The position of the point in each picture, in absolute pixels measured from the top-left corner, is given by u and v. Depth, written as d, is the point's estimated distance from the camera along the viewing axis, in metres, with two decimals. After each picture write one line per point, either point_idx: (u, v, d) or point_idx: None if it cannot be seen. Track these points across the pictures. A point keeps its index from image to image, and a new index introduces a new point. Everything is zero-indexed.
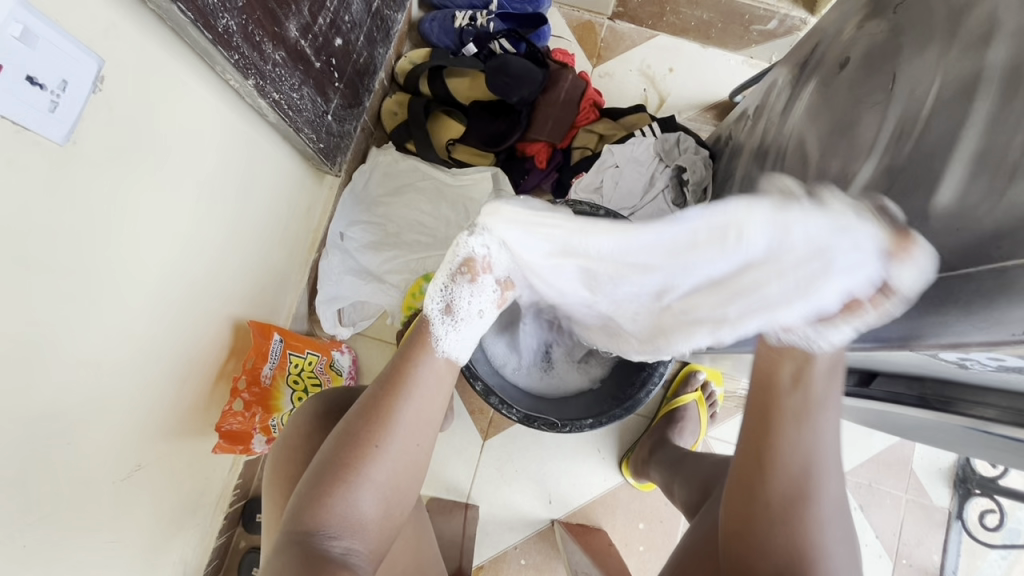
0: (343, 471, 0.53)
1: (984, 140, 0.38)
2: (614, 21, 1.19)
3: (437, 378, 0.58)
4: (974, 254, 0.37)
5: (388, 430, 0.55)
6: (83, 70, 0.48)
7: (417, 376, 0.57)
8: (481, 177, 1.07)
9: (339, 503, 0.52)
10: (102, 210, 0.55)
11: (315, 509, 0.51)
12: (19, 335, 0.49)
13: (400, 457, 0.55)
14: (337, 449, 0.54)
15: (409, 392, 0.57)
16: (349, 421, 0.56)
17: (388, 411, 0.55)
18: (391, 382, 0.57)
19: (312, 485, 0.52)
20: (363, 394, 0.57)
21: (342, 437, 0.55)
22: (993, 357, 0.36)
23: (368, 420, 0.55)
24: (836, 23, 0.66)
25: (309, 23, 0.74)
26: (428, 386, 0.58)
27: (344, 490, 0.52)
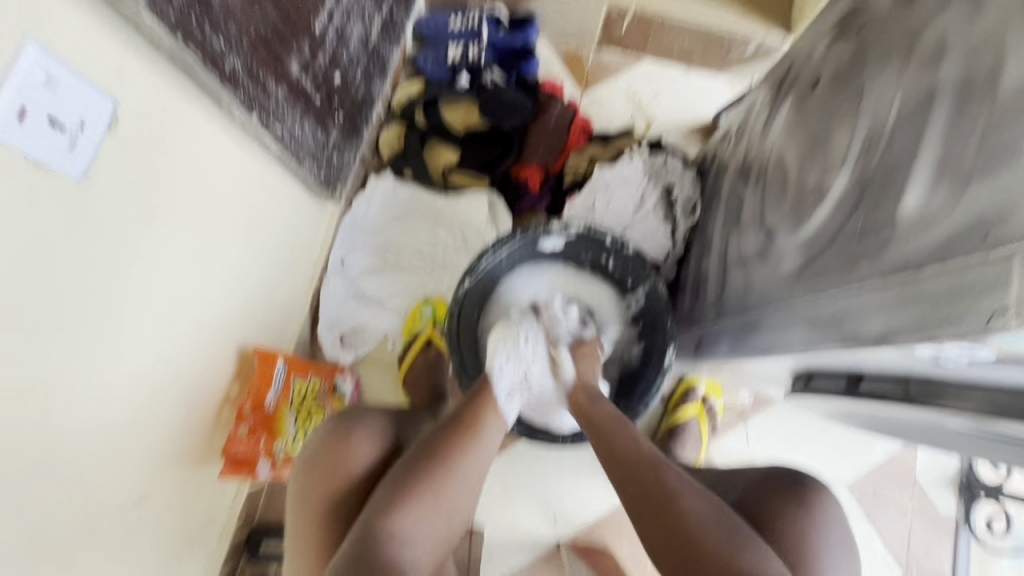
0: (416, 497, 0.57)
1: (942, 148, 0.41)
2: (600, 50, 1.24)
3: (498, 428, 0.68)
4: (939, 253, 0.39)
5: (466, 457, 0.62)
6: (100, 111, 0.51)
7: (490, 419, 0.67)
8: (476, 203, 1.11)
9: (414, 517, 0.57)
10: (115, 243, 0.57)
11: (383, 526, 0.55)
12: (37, 358, 0.51)
13: (468, 489, 0.62)
14: (421, 466, 0.60)
15: (483, 435, 0.65)
16: (419, 451, 0.62)
17: (464, 446, 0.63)
18: (468, 424, 0.65)
19: (382, 506, 0.57)
20: (434, 429, 0.65)
21: (414, 464, 0.60)
22: (965, 350, 0.38)
23: (442, 448, 0.62)
24: (807, 46, 0.70)
25: (309, 61, 0.78)
26: (494, 433, 0.66)
27: (411, 515, 0.57)
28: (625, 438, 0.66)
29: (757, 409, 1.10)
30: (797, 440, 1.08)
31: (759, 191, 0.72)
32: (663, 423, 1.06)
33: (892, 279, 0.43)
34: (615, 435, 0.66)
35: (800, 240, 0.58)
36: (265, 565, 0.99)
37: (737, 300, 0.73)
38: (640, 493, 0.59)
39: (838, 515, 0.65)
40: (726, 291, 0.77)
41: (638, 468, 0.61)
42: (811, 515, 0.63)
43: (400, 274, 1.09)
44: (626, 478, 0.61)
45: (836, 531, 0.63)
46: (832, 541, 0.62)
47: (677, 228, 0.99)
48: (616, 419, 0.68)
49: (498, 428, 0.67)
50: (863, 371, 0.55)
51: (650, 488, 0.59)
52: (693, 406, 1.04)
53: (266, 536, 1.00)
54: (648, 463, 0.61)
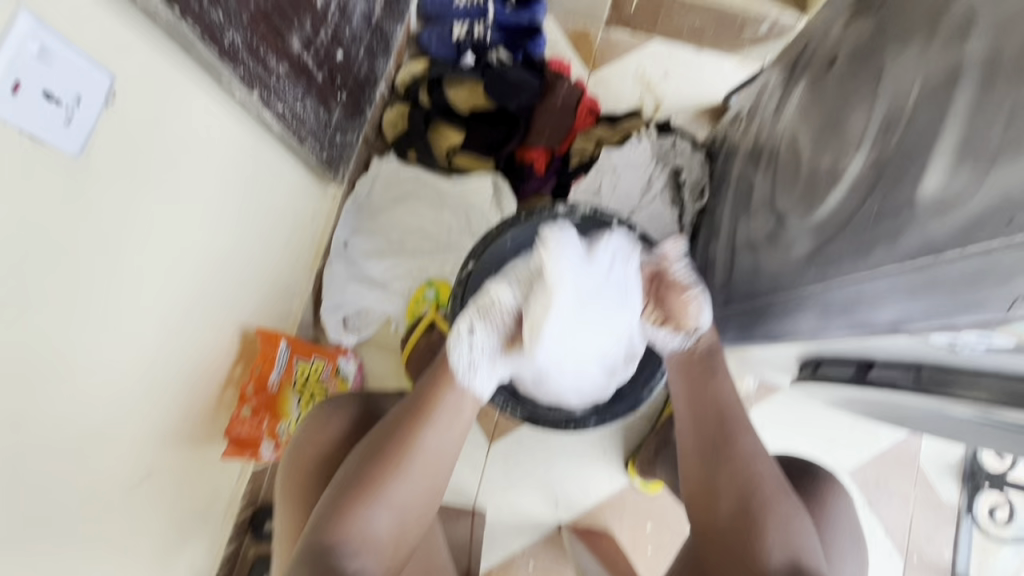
0: (361, 495, 0.59)
1: (967, 127, 0.39)
2: (609, 29, 1.21)
3: (456, 410, 0.64)
4: (959, 238, 0.37)
5: (409, 452, 0.61)
6: (96, 85, 0.50)
7: (441, 404, 0.64)
8: (481, 185, 1.09)
9: (358, 520, 0.58)
10: (113, 223, 0.57)
11: (331, 524, 0.57)
12: (40, 331, 0.51)
13: (418, 479, 0.61)
14: (364, 466, 0.60)
15: (430, 423, 0.63)
16: (370, 447, 0.62)
17: (408, 437, 0.62)
18: (416, 412, 0.63)
19: (332, 504, 0.59)
20: (387, 419, 0.64)
21: (359, 465, 0.61)
22: (990, 334, 0.37)
23: (385, 447, 0.61)
24: (825, 23, 0.68)
25: (311, 37, 0.76)
26: (448, 417, 0.64)
27: (360, 514, 0.58)
28: (718, 396, 0.70)
29: (761, 396, 1.09)
30: (800, 427, 1.08)
31: (771, 175, 0.70)
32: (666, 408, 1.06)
33: (910, 264, 0.41)
34: (703, 392, 0.70)
35: (813, 225, 0.57)
36: (268, 543, 1.00)
37: (746, 285, 0.72)
38: (708, 457, 0.66)
39: (842, 500, 0.65)
40: (734, 276, 0.76)
41: (725, 428, 0.67)
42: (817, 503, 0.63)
43: (403, 256, 1.09)
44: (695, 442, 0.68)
45: (837, 518, 0.64)
46: (836, 528, 0.63)
47: (685, 211, 0.97)
48: (711, 377, 0.71)
49: (454, 410, 0.64)
50: (873, 359, 0.54)
51: (718, 452, 0.66)
52: None
53: (270, 516, 1.01)
54: (718, 421, 0.68)
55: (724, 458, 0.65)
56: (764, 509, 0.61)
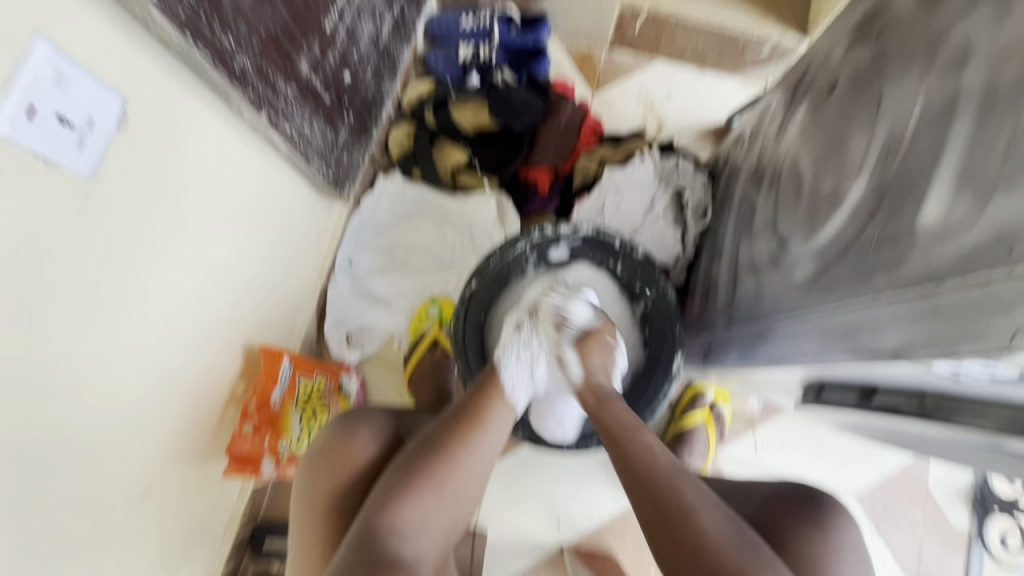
0: (419, 483, 0.58)
1: (965, 156, 0.40)
2: (612, 50, 1.23)
3: (504, 419, 0.66)
4: (959, 267, 0.38)
5: (471, 446, 0.61)
6: (110, 109, 0.51)
7: (497, 408, 0.65)
8: (484, 203, 1.11)
9: (419, 506, 0.57)
10: (122, 242, 0.57)
11: (390, 508, 0.56)
12: (48, 349, 0.52)
13: (475, 479, 0.61)
14: (424, 454, 0.60)
15: (489, 422, 0.64)
16: (427, 439, 0.62)
17: (468, 435, 0.62)
18: (475, 412, 0.64)
19: (389, 490, 0.58)
20: (443, 417, 0.65)
21: (418, 454, 0.60)
22: (988, 365, 0.37)
23: (446, 439, 0.61)
24: (824, 48, 0.68)
25: (319, 60, 0.77)
26: (501, 416, 0.65)
27: (417, 502, 0.57)
28: (619, 421, 0.65)
29: (766, 416, 1.08)
30: (806, 449, 1.06)
31: (772, 198, 0.70)
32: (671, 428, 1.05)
33: (911, 293, 0.41)
34: (618, 418, 0.66)
35: (814, 248, 0.57)
36: (268, 561, 0.99)
37: (748, 307, 0.72)
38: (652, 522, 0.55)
39: (850, 527, 0.64)
40: (737, 298, 0.76)
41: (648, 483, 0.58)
42: (824, 530, 0.62)
43: (407, 273, 1.09)
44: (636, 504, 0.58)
45: (851, 548, 0.62)
46: (848, 558, 0.61)
47: (688, 232, 0.98)
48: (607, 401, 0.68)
49: (507, 414, 0.66)
50: (876, 386, 0.54)
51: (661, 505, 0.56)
52: (701, 412, 1.03)
53: (270, 533, 1.00)
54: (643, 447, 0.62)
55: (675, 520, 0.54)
56: (737, 564, 0.51)
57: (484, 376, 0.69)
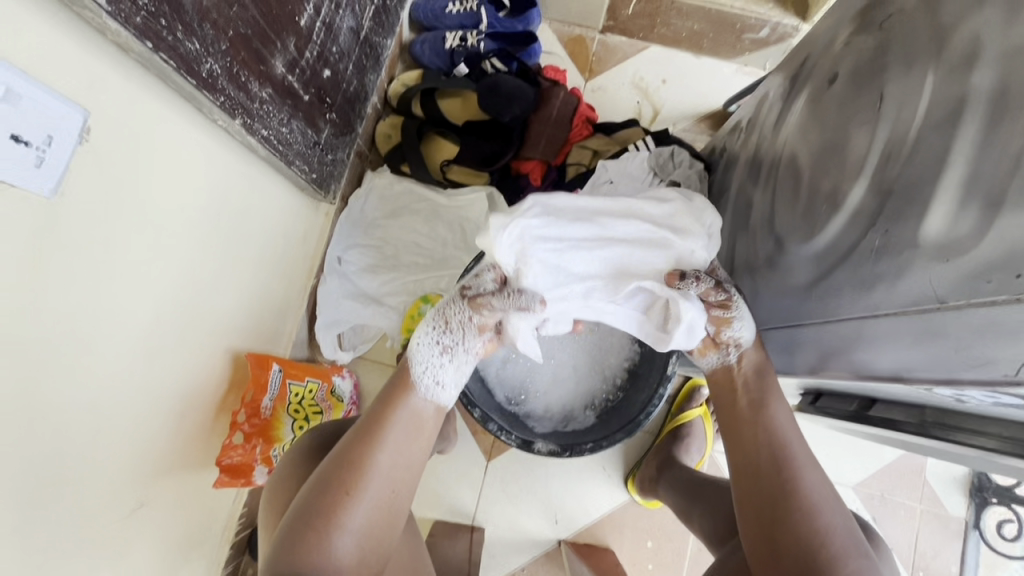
0: (320, 519, 0.54)
1: (972, 166, 0.37)
2: (605, 34, 1.19)
3: (410, 426, 0.62)
4: (964, 287, 0.36)
5: (364, 472, 0.57)
6: (69, 123, 0.48)
7: (397, 419, 0.61)
8: (475, 198, 1.07)
9: (314, 551, 0.52)
10: (92, 259, 0.55)
11: (294, 554, 0.52)
12: (23, 376, 0.50)
13: (375, 502, 0.57)
14: (315, 496, 0.55)
15: (384, 439, 0.60)
16: (316, 481, 0.57)
17: (360, 459, 0.58)
18: (369, 429, 0.60)
19: (280, 543, 0.53)
20: (340, 442, 0.60)
21: (312, 495, 0.56)
22: (989, 395, 0.36)
23: (339, 473, 0.57)
24: (825, 36, 0.65)
25: (295, 58, 0.74)
26: (403, 430, 0.61)
27: (323, 538, 0.53)
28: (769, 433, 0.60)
29: None
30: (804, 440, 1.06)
31: (769, 194, 0.68)
32: (666, 425, 1.05)
33: (911, 308, 0.40)
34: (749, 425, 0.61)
35: (812, 253, 0.55)
36: None
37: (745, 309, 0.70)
38: (761, 509, 0.56)
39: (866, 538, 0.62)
40: None
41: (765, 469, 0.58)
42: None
43: (397, 272, 1.07)
44: (748, 488, 0.58)
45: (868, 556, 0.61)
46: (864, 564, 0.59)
47: None
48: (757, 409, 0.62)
49: (418, 418, 0.63)
50: (875, 397, 0.52)
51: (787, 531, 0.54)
52: (697, 408, 1.02)
53: None
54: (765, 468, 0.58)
55: (787, 506, 0.55)
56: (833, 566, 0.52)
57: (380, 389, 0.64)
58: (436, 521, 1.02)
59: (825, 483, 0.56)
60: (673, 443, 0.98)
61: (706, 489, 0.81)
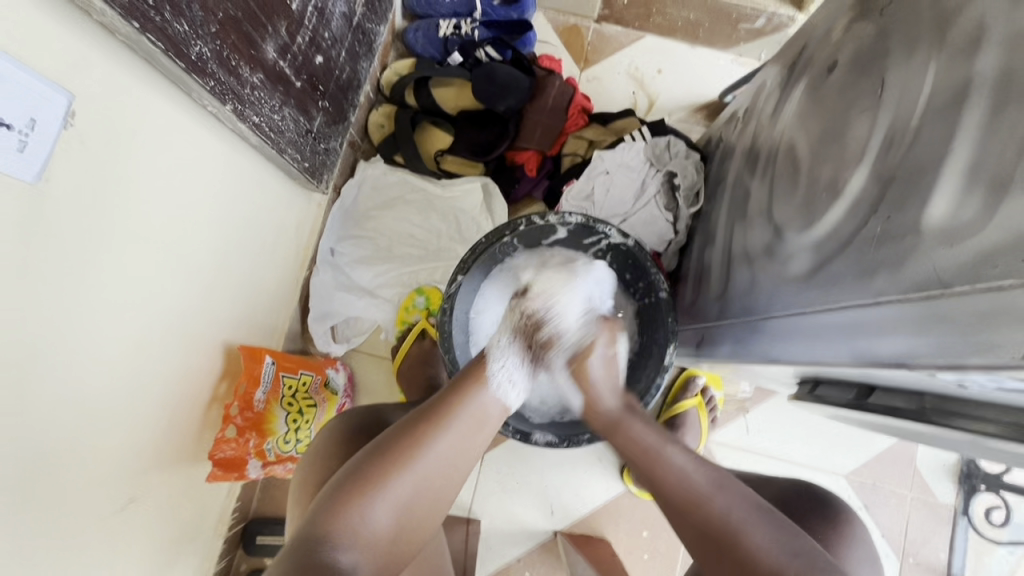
0: (369, 484, 0.54)
1: (977, 150, 0.37)
2: (600, 24, 1.17)
3: (473, 419, 0.63)
4: (968, 272, 0.36)
5: (422, 450, 0.58)
6: (53, 107, 0.46)
7: (464, 408, 0.63)
8: (470, 188, 1.06)
9: (355, 515, 0.53)
10: (77, 248, 0.54)
11: (334, 514, 0.52)
12: (8, 368, 0.49)
13: (421, 484, 0.57)
14: (369, 464, 0.56)
15: (448, 425, 0.61)
16: (370, 452, 0.57)
17: (422, 438, 0.59)
18: (436, 414, 0.61)
19: (326, 499, 0.54)
20: (400, 420, 0.61)
21: (365, 462, 0.56)
22: (993, 379, 0.35)
23: (394, 446, 0.57)
24: (824, 24, 0.64)
25: (286, 43, 0.73)
26: (466, 422, 0.62)
27: (364, 504, 0.53)
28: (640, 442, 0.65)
29: (757, 400, 1.08)
30: (797, 431, 1.07)
31: (768, 183, 0.68)
32: (662, 416, 1.05)
33: (912, 293, 0.40)
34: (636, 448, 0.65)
35: (812, 241, 0.55)
36: (261, 556, 0.99)
37: (742, 299, 0.70)
38: (711, 565, 0.55)
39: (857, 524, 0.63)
40: (730, 288, 0.75)
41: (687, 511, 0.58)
42: (839, 527, 0.60)
43: (391, 264, 1.06)
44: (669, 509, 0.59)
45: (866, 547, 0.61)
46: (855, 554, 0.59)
47: (680, 217, 0.95)
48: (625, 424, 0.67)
49: (482, 414, 0.64)
50: (875, 384, 0.53)
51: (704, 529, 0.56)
52: (692, 398, 1.03)
53: (262, 529, 0.99)
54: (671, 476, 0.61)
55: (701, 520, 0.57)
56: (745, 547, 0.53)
57: (456, 375, 0.67)
58: None
59: (744, 506, 0.57)
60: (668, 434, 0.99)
61: None
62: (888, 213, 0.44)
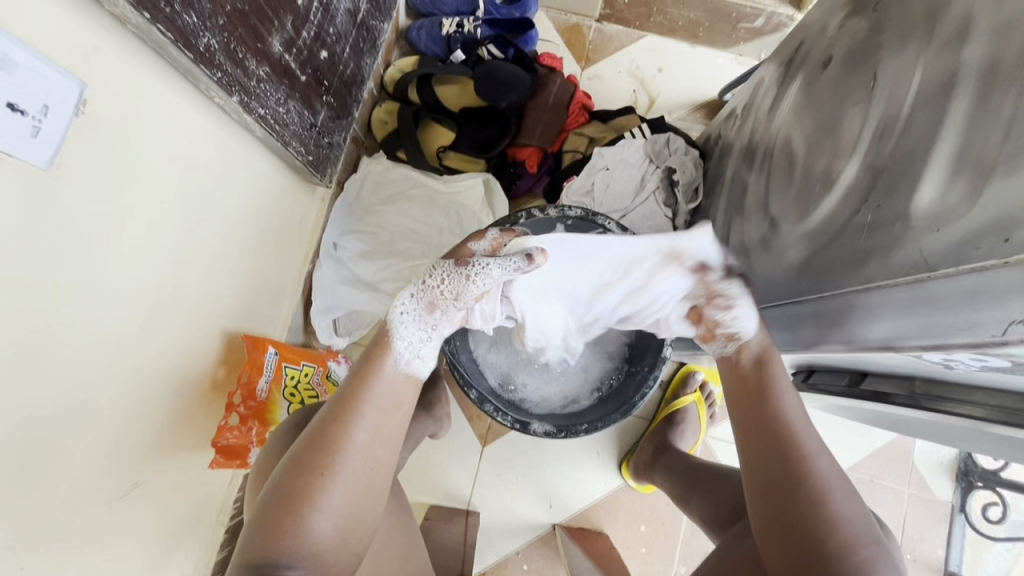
0: (293, 503, 0.52)
1: (964, 137, 0.38)
2: (601, 23, 1.19)
3: (387, 398, 0.58)
4: (953, 256, 0.37)
5: (336, 451, 0.54)
6: (66, 94, 0.48)
7: (371, 393, 0.58)
8: (471, 184, 1.08)
9: (293, 532, 0.51)
10: (86, 234, 0.55)
11: (271, 536, 0.51)
12: (19, 348, 0.50)
13: (352, 481, 0.54)
14: (286, 479, 0.53)
15: (359, 416, 0.56)
16: (287, 467, 0.54)
17: (333, 437, 0.55)
18: (340, 407, 0.57)
19: (259, 524, 0.52)
20: (307, 426, 0.57)
21: (281, 479, 0.53)
22: (976, 357, 0.37)
23: (308, 453, 0.54)
24: (821, 20, 0.65)
25: (292, 37, 0.74)
26: (380, 404, 0.58)
27: (297, 520, 0.52)
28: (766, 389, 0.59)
29: None
30: None
31: (765, 177, 0.69)
32: (661, 411, 1.06)
33: (901, 278, 0.41)
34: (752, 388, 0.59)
35: (805, 231, 0.56)
36: None
37: None
38: (779, 498, 0.52)
39: None
40: None
41: (787, 444, 0.54)
42: None
43: (393, 258, 1.07)
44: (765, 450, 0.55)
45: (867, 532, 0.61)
46: None
47: (679, 212, 0.95)
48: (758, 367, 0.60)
49: (396, 391, 0.59)
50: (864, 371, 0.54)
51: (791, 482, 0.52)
52: (692, 393, 1.04)
53: None
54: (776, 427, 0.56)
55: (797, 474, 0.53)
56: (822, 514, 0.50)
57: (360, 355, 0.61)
58: (431, 505, 1.03)
59: (837, 471, 0.53)
60: (667, 428, 0.99)
61: (704, 475, 0.81)
62: (879, 201, 0.45)
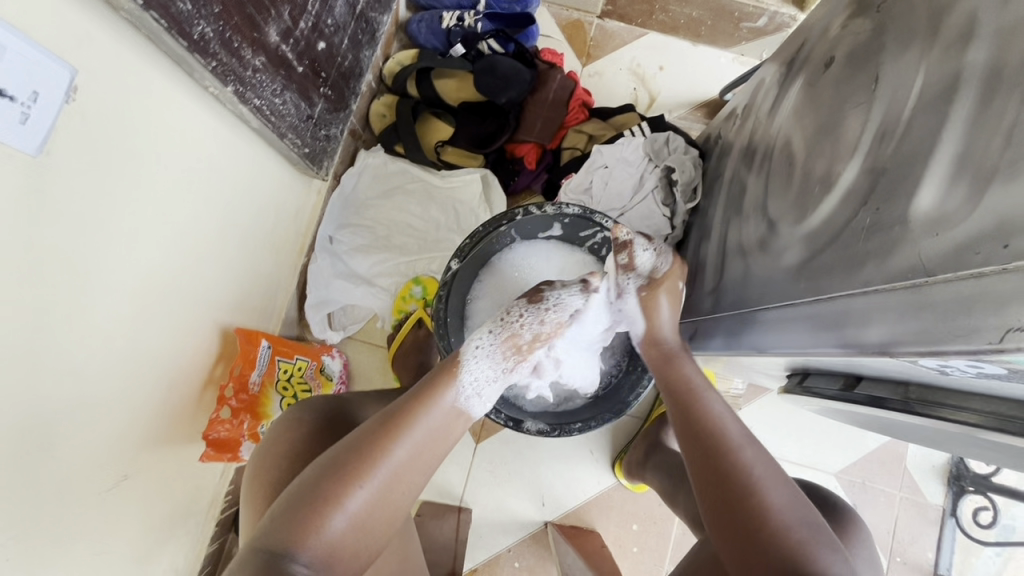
0: (325, 501, 0.52)
1: (964, 141, 0.38)
2: (603, 19, 1.18)
3: (437, 423, 0.60)
4: (952, 261, 0.37)
5: (378, 463, 0.55)
6: (57, 80, 0.47)
7: (425, 414, 0.60)
8: (469, 179, 1.07)
9: (315, 530, 0.51)
10: (77, 223, 0.54)
11: (293, 529, 0.50)
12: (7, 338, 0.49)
13: (381, 497, 0.55)
14: (324, 477, 0.53)
15: (408, 434, 0.57)
16: (326, 464, 0.54)
17: (382, 448, 0.56)
18: (394, 420, 0.58)
19: (285, 513, 0.52)
20: (355, 430, 0.58)
21: (318, 476, 0.53)
22: (972, 365, 0.37)
23: (349, 457, 0.55)
24: (824, 21, 0.65)
25: (290, 28, 0.73)
26: (429, 427, 0.59)
27: (322, 519, 0.51)
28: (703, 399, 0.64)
29: (750, 397, 1.08)
30: (788, 428, 1.08)
31: (764, 178, 0.68)
32: (655, 410, 1.06)
33: (899, 282, 0.41)
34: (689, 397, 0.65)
35: (804, 233, 0.55)
36: None
37: (735, 292, 0.71)
38: (727, 502, 0.54)
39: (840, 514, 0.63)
40: (724, 281, 0.75)
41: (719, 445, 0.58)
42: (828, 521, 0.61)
43: (389, 253, 1.06)
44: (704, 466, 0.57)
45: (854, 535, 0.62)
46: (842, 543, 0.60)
47: (676, 212, 0.95)
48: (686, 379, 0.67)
49: (447, 416, 0.61)
50: (860, 375, 0.53)
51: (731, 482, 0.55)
52: None
53: None
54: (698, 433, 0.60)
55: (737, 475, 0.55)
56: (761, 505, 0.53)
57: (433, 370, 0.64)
58: (424, 501, 1.03)
59: (763, 461, 0.56)
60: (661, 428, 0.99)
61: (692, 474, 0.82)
62: (878, 205, 0.45)
